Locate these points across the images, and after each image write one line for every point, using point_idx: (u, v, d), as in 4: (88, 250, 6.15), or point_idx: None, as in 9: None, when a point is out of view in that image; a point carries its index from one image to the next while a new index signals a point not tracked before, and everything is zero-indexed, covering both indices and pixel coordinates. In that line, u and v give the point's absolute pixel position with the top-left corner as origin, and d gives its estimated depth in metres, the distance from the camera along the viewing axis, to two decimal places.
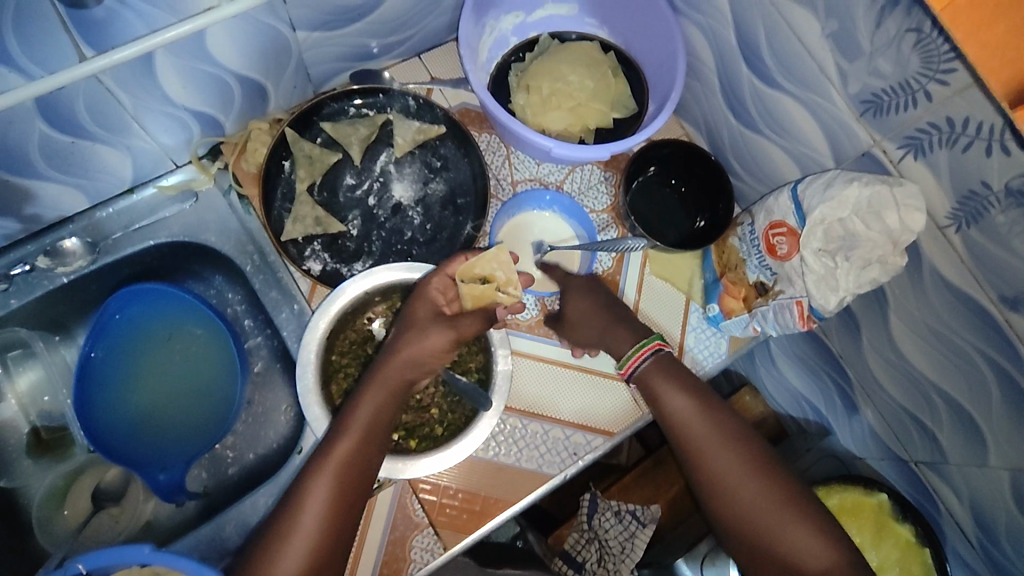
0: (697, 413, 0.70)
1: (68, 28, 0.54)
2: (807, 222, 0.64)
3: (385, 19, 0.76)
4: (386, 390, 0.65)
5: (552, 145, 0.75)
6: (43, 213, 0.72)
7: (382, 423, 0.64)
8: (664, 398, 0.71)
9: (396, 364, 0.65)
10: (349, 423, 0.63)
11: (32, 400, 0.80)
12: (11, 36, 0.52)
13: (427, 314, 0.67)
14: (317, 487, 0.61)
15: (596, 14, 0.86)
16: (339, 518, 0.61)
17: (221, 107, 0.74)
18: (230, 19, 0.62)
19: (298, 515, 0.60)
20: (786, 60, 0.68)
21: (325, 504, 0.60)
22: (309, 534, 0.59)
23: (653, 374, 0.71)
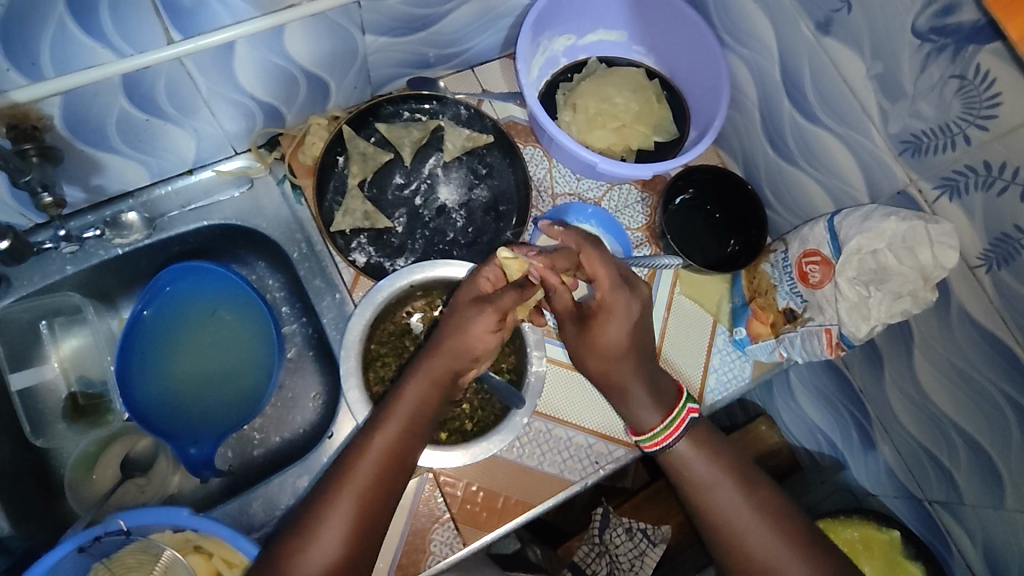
0: (722, 480, 0.69)
1: (160, 13, 0.58)
2: (843, 251, 0.67)
3: (446, 31, 0.80)
4: (430, 381, 0.65)
5: (598, 161, 0.79)
6: (107, 185, 0.75)
7: (422, 416, 0.65)
8: (688, 468, 0.70)
9: (442, 352, 0.65)
10: (393, 413, 0.63)
11: (74, 365, 0.81)
12: (110, 14, 0.56)
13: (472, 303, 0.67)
14: (355, 473, 0.60)
15: (644, 42, 0.90)
16: (375, 509, 0.60)
17: (284, 100, 0.77)
18: (308, 17, 0.66)
19: (333, 501, 0.59)
20: (830, 98, 0.71)
21: (361, 494, 0.60)
22: (342, 520, 0.59)
23: (684, 449, 0.70)
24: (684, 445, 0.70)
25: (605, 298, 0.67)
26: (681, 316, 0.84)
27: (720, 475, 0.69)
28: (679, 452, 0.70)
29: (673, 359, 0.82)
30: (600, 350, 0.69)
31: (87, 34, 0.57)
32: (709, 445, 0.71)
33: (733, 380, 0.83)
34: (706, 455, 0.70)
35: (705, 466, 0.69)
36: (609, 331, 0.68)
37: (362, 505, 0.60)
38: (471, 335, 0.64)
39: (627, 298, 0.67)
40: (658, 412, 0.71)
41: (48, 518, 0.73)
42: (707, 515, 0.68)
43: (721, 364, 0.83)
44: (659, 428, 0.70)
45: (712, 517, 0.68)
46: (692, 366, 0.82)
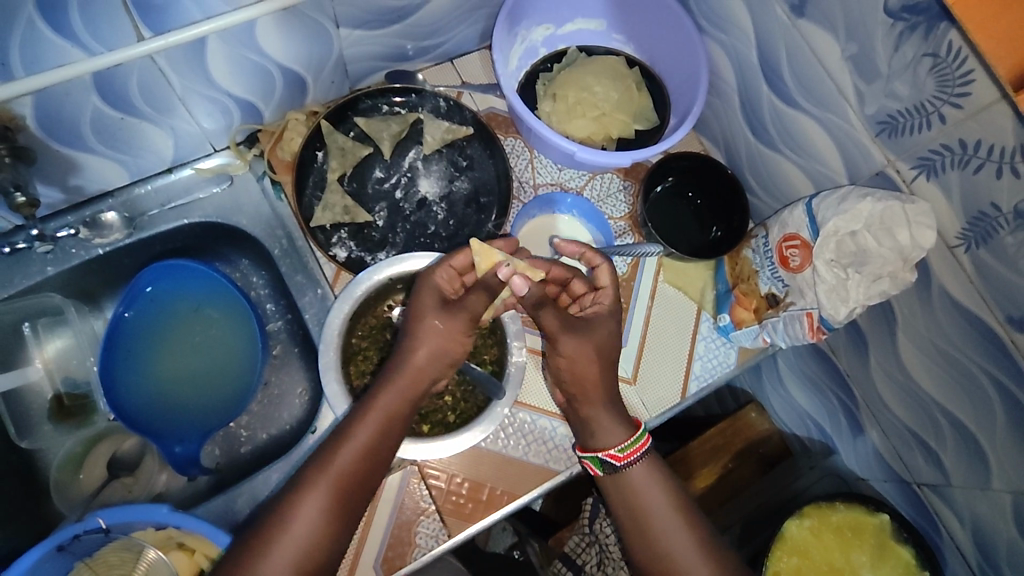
0: (664, 502, 0.69)
1: (128, 10, 0.58)
2: (821, 233, 0.66)
3: (422, 23, 0.79)
4: (401, 391, 0.66)
5: (576, 149, 0.78)
6: (85, 185, 0.75)
7: (387, 438, 0.64)
8: (635, 489, 0.70)
9: (413, 364, 0.67)
10: (358, 428, 0.63)
11: (59, 366, 0.80)
12: (75, 13, 0.56)
13: (436, 306, 0.68)
14: (312, 491, 0.60)
15: (623, 30, 0.89)
16: (328, 536, 0.60)
17: (262, 96, 0.77)
18: (281, 12, 0.66)
19: (294, 509, 0.60)
20: (807, 81, 0.70)
21: (323, 504, 0.60)
22: (293, 546, 0.58)
23: (637, 469, 0.70)
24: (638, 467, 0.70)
25: (581, 374, 0.71)
26: (664, 304, 0.84)
27: (668, 505, 0.69)
28: (632, 474, 0.70)
29: (657, 347, 0.82)
30: (582, 385, 0.71)
31: (55, 32, 0.57)
32: (663, 474, 0.71)
33: (718, 366, 0.83)
34: (659, 485, 0.70)
35: (657, 496, 0.69)
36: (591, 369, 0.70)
37: (314, 534, 0.59)
38: (443, 338, 0.68)
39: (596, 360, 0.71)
40: (621, 430, 0.71)
41: (34, 519, 0.73)
42: (649, 542, 0.68)
43: (706, 351, 0.83)
44: (621, 446, 0.69)
45: (652, 544, 0.67)
46: (676, 354, 0.82)
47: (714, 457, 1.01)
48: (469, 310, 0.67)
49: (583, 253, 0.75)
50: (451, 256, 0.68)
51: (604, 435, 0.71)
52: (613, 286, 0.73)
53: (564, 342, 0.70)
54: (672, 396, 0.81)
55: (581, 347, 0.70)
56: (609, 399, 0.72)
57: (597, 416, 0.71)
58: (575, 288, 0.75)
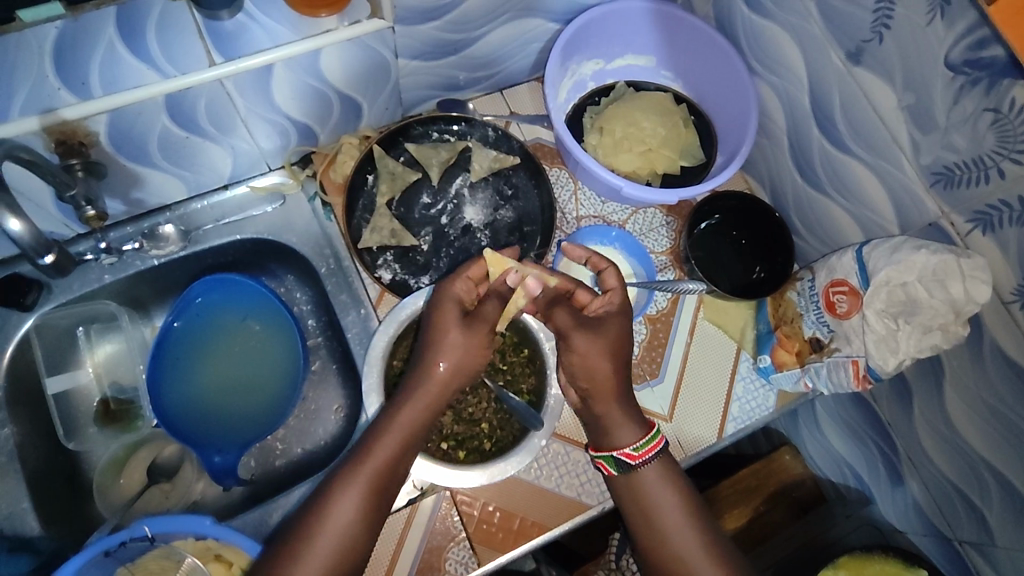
0: (673, 506, 0.68)
1: (203, 37, 0.63)
2: (871, 283, 0.64)
3: (476, 55, 0.81)
4: (423, 405, 0.66)
5: (623, 185, 0.78)
6: (146, 199, 0.78)
7: (406, 455, 0.65)
8: (647, 492, 0.68)
9: (435, 379, 0.66)
10: (379, 446, 0.63)
11: (106, 370, 0.84)
12: (152, 30, 0.60)
13: (459, 322, 0.68)
14: (346, 494, 0.61)
15: (672, 67, 0.90)
16: (357, 540, 0.61)
17: (319, 119, 0.80)
18: (345, 42, 0.69)
19: (321, 524, 0.60)
20: (860, 127, 0.70)
21: (350, 517, 0.61)
22: (322, 554, 0.59)
23: (650, 472, 0.69)
24: (651, 470, 0.69)
25: (593, 374, 0.68)
26: (703, 342, 0.83)
27: (677, 505, 0.68)
28: (645, 476, 0.69)
29: (695, 385, 0.82)
30: (587, 383, 0.69)
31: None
32: (674, 475, 0.70)
33: (756, 409, 0.81)
34: (668, 484, 0.69)
35: (666, 494, 0.68)
36: (601, 363, 0.68)
37: (344, 537, 0.60)
38: (465, 353, 0.67)
39: (604, 358, 0.68)
40: (635, 428, 0.69)
41: (76, 519, 0.75)
42: (659, 537, 0.67)
43: (744, 392, 0.82)
44: (635, 445, 0.68)
45: (659, 540, 0.67)
46: (714, 393, 0.82)
47: (744, 498, 0.99)
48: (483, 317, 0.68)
49: (588, 260, 0.74)
50: (464, 268, 0.70)
51: (618, 436, 0.69)
52: (622, 287, 0.72)
53: (579, 344, 0.68)
54: (709, 435, 0.80)
55: (596, 345, 0.68)
56: (620, 391, 0.70)
57: (608, 414, 0.69)
58: (580, 297, 0.73)
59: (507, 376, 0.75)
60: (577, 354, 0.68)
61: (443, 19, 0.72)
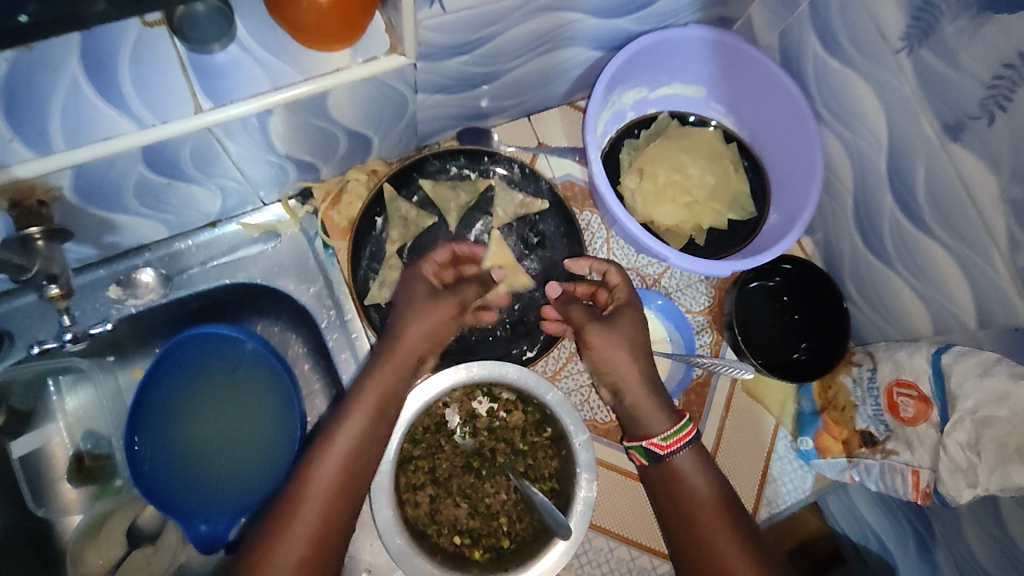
0: (710, 502, 0.60)
1: (187, 73, 0.54)
2: (953, 414, 0.57)
3: (507, 85, 0.71)
4: (397, 369, 0.61)
5: (671, 256, 0.69)
6: (121, 242, 0.68)
7: (381, 425, 0.60)
8: (683, 482, 0.61)
9: (408, 345, 0.62)
10: (352, 415, 0.58)
11: (80, 423, 0.76)
12: (126, 72, 0.52)
13: (426, 292, 0.65)
14: (338, 440, 0.57)
15: (723, 100, 0.80)
16: (344, 497, 0.57)
17: (322, 156, 0.69)
18: (359, 82, 0.58)
19: (299, 503, 0.55)
20: (946, 208, 0.61)
21: (327, 490, 0.56)
22: (302, 533, 0.54)
23: (683, 462, 0.62)
24: (685, 458, 0.62)
25: (614, 366, 0.64)
26: (740, 417, 0.77)
27: (716, 496, 0.61)
28: (678, 465, 0.62)
29: (729, 464, 0.75)
30: (608, 376, 0.65)
31: (102, 96, 0.52)
32: (711, 466, 0.62)
33: (793, 491, 0.76)
34: (704, 476, 0.61)
35: (703, 484, 0.61)
36: (624, 357, 0.64)
37: (323, 513, 0.56)
38: (435, 318, 0.63)
39: (631, 354, 0.64)
40: (665, 416, 0.63)
41: None
42: (692, 532, 0.59)
43: (782, 473, 0.77)
44: (664, 434, 0.62)
45: (698, 541, 0.59)
46: (748, 473, 0.76)
47: None
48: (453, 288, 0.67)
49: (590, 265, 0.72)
50: (433, 253, 0.68)
51: (642, 426, 0.64)
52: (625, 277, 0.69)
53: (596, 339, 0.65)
54: None
55: (613, 339, 0.64)
56: (650, 377, 0.65)
57: (636, 404, 0.64)
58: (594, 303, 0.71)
59: (528, 461, 0.68)
60: (600, 340, 0.64)
61: (474, 54, 0.61)
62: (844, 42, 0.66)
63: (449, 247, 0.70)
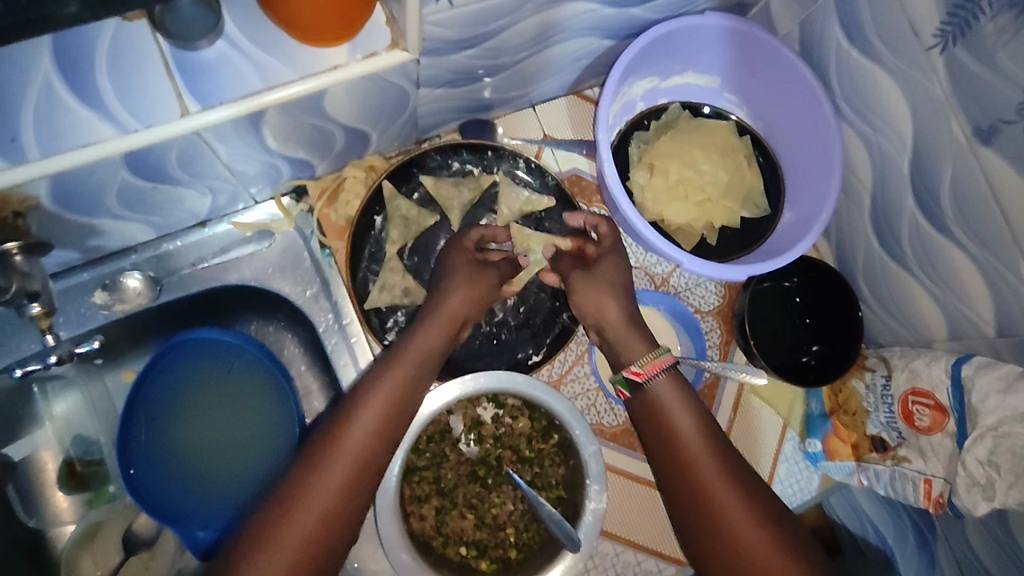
0: (689, 424, 0.57)
1: (171, 72, 0.50)
2: (973, 430, 0.56)
3: (514, 76, 0.67)
4: (445, 326, 0.61)
5: (685, 260, 0.66)
6: (106, 244, 0.64)
7: (426, 371, 0.59)
8: (662, 408, 0.58)
9: (455, 303, 0.62)
10: (401, 360, 0.58)
11: (68, 429, 0.73)
12: (105, 73, 0.48)
13: (468, 263, 0.65)
14: (387, 379, 0.56)
15: (738, 90, 0.77)
16: (387, 436, 0.54)
17: (318, 153, 0.65)
18: (359, 78, 0.54)
19: (343, 432, 0.53)
20: (971, 214, 0.59)
21: (373, 424, 0.54)
22: (345, 463, 0.52)
23: (660, 388, 0.59)
24: (662, 383, 0.59)
25: (596, 305, 0.63)
26: (746, 418, 0.75)
27: (698, 424, 0.57)
28: (655, 391, 0.59)
29: None
30: (591, 315, 0.64)
31: (80, 99, 0.48)
32: (689, 391, 0.59)
33: (799, 493, 0.74)
34: (682, 400, 0.58)
35: (684, 413, 0.57)
36: (604, 297, 0.63)
37: (368, 448, 0.53)
38: (478, 282, 0.64)
39: (614, 296, 0.63)
40: (643, 344, 0.62)
41: None
42: (675, 463, 0.56)
43: (788, 475, 0.74)
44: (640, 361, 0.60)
45: (678, 466, 0.55)
46: (758, 477, 0.74)
47: None
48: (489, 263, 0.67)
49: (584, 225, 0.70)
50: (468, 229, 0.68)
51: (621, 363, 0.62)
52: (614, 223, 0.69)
53: (578, 284, 0.65)
54: None
55: (592, 281, 0.64)
56: (632, 316, 0.63)
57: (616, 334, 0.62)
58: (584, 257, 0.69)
59: (536, 469, 0.67)
60: (579, 279, 0.65)
61: (481, 47, 0.57)
62: (871, 35, 0.63)
63: (479, 231, 0.68)
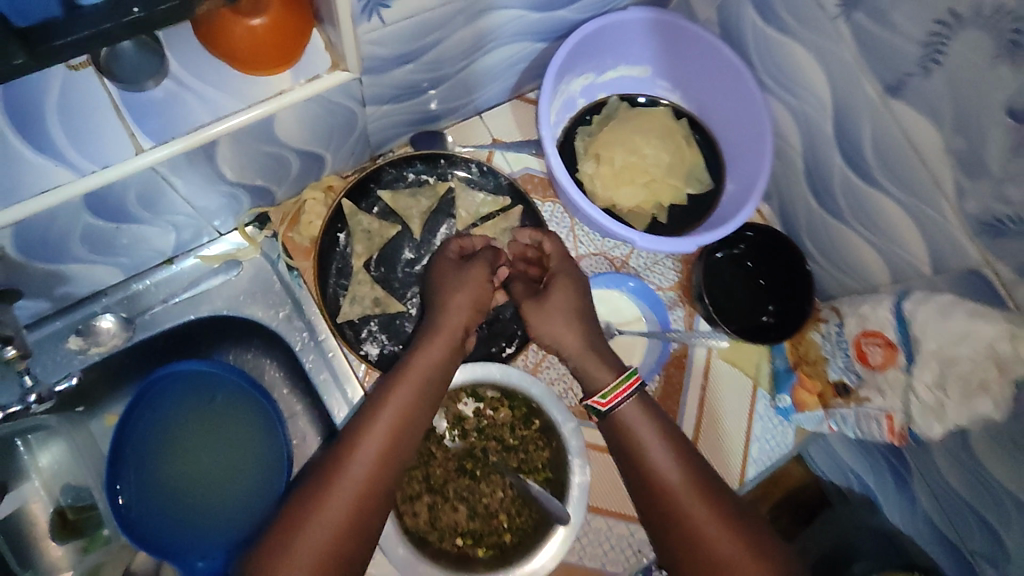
0: (660, 445, 0.58)
1: (121, 112, 0.52)
2: (918, 355, 0.60)
3: (457, 86, 0.70)
4: (446, 344, 0.63)
5: (637, 237, 0.69)
6: (75, 291, 0.65)
7: (431, 391, 0.60)
8: (631, 433, 0.59)
9: (451, 316, 0.65)
10: (404, 380, 0.59)
11: (56, 480, 0.73)
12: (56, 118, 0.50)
13: (454, 268, 0.68)
14: (392, 400, 0.58)
15: (669, 76, 0.81)
16: (395, 455, 0.56)
17: (275, 179, 0.67)
18: (305, 102, 0.56)
19: (349, 457, 0.54)
20: (892, 162, 0.64)
21: (377, 448, 0.55)
22: (352, 485, 0.53)
23: (629, 412, 0.60)
24: (632, 408, 0.61)
25: (557, 339, 0.65)
26: (717, 383, 0.78)
27: (665, 438, 0.59)
28: (625, 417, 0.60)
29: (715, 428, 0.77)
30: (555, 347, 0.66)
31: (35, 148, 0.50)
32: (659, 414, 0.61)
33: (776, 448, 0.78)
34: (650, 424, 0.60)
35: (651, 431, 0.59)
36: (562, 329, 0.65)
37: (376, 466, 0.54)
38: (468, 288, 0.66)
39: (572, 330, 0.65)
40: (607, 370, 0.63)
41: None
42: (645, 482, 0.57)
43: (764, 432, 0.78)
44: (602, 391, 0.61)
45: (651, 489, 0.57)
46: (734, 436, 0.77)
47: None
48: (483, 262, 0.68)
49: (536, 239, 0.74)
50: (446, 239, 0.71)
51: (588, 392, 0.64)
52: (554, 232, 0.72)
53: (532, 316, 0.67)
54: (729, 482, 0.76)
55: (549, 312, 0.66)
56: (594, 342, 0.65)
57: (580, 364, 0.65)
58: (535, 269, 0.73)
59: (521, 455, 0.68)
60: (537, 315, 0.67)
61: (419, 61, 0.61)
62: (781, 12, 0.68)
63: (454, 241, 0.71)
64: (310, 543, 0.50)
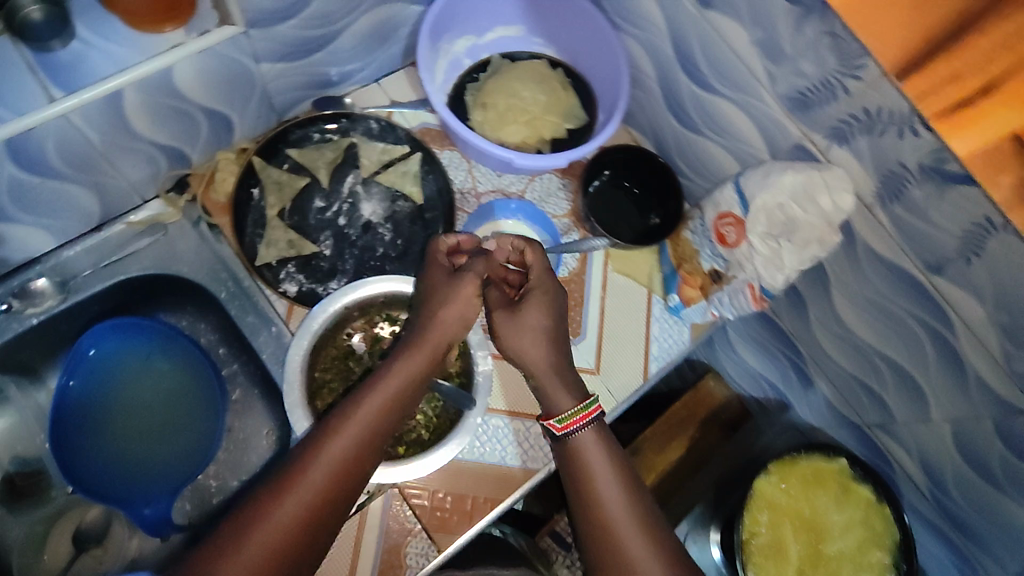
0: (610, 478, 0.61)
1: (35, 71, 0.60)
2: (750, 207, 0.71)
3: (344, 48, 0.79)
4: (426, 357, 0.65)
5: (515, 158, 0.78)
6: (10, 256, 0.72)
7: (403, 403, 0.62)
8: (584, 461, 0.62)
9: (433, 330, 0.66)
10: (376, 389, 0.61)
11: (7, 446, 0.78)
12: None
13: (444, 278, 0.69)
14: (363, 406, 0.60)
15: (541, 32, 0.91)
16: (360, 463, 0.58)
17: (187, 141, 0.75)
18: (198, 55, 0.65)
19: (311, 462, 0.56)
20: (722, 66, 0.73)
21: (344, 455, 0.57)
22: (311, 490, 0.55)
23: (585, 439, 0.63)
24: (587, 435, 0.63)
25: (525, 354, 0.67)
26: (614, 293, 0.87)
27: (614, 471, 0.62)
28: (579, 441, 0.63)
29: (617, 333, 0.85)
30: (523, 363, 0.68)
31: None
32: (612, 442, 0.64)
33: (675, 345, 0.85)
34: (605, 451, 0.63)
35: (602, 459, 0.62)
36: (530, 348, 0.67)
37: (336, 468, 0.57)
38: (457, 303, 0.67)
39: (540, 345, 0.67)
40: (571, 396, 0.66)
41: None
42: (587, 516, 0.60)
43: (662, 332, 0.86)
44: (559, 415, 0.64)
45: (595, 510, 0.60)
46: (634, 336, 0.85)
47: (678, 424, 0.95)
48: (472, 272, 0.68)
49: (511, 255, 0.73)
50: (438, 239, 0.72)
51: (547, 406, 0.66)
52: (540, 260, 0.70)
53: (503, 328, 0.69)
54: (634, 378, 0.83)
55: (522, 331, 0.68)
56: (560, 364, 0.68)
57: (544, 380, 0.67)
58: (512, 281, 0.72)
59: None
60: (507, 331, 0.68)
61: (299, 17, 0.70)
62: None
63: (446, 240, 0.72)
64: (256, 545, 0.52)
